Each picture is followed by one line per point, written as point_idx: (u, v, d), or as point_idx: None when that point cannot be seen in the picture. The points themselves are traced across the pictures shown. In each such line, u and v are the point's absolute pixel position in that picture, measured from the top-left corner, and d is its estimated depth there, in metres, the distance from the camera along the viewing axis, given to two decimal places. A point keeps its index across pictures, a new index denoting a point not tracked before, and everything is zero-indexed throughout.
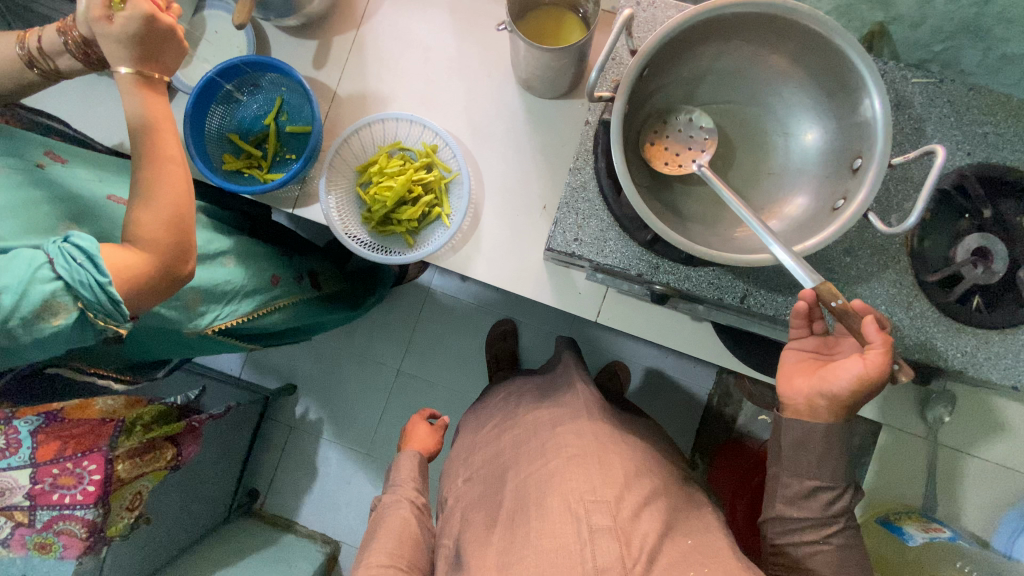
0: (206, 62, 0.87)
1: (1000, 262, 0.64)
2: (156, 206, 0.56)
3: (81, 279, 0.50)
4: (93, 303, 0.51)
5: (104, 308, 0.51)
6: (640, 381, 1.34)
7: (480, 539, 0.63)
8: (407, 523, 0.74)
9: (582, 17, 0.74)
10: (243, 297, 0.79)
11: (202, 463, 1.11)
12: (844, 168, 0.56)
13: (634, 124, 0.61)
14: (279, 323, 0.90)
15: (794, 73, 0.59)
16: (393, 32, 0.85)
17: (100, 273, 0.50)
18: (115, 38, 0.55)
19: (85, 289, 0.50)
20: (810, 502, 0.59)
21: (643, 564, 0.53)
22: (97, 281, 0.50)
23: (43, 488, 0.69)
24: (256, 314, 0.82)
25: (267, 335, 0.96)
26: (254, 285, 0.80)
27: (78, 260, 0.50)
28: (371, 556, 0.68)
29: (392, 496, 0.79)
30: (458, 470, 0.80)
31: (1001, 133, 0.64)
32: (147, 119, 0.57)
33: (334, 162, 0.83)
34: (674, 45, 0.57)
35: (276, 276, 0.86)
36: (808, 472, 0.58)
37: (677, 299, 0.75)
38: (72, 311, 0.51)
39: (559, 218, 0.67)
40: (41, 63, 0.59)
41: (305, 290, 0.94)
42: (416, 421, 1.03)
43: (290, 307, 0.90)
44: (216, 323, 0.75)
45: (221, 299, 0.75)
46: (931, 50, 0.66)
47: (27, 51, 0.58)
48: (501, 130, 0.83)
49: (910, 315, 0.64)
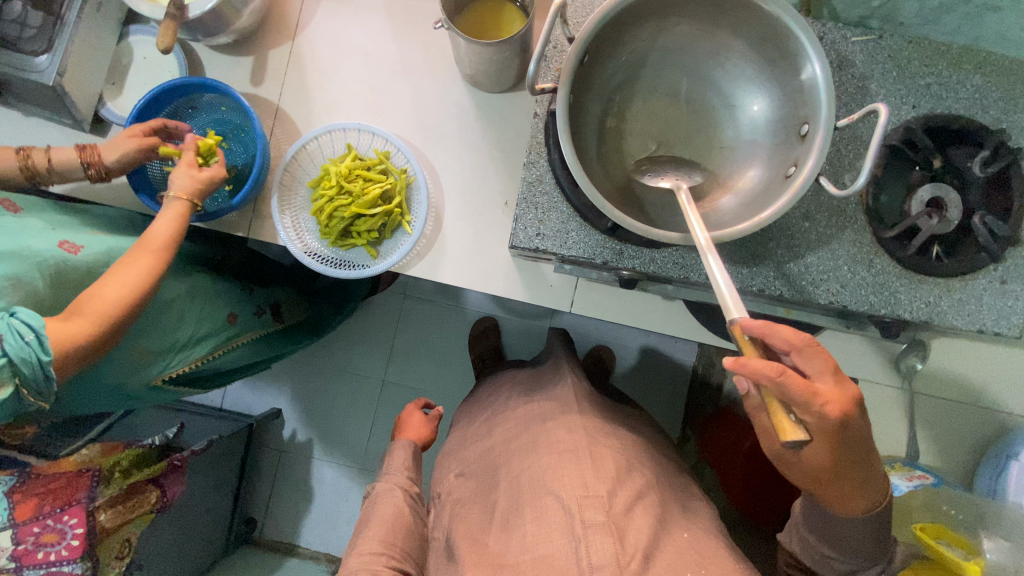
0: (139, 91, 0.83)
1: (955, 211, 0.63)
2: (125, 281, 0.59)
3: (26, 356, 0.52)
4: (30, 380, 0.53)
5: (39, 384, 0.54)
6: (627, 362, 1.35)
7: (476, 533, 0.63)
8: (400, 512, 0.73)
9: (520, 7, 0.72)
10: (196, 341, 0.77)
11: (192, 500, 1.08)
12: (792, 135, 0.56)
13: (580, 114, 0.60)
14: (238, 359, 0.88)
15: (733, 43, 0.57)
16: (330, 40, 0.83)
17: (44, 351, 0.53)
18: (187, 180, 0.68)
19: (26, 367, 0.52)
20: (828, 563, 0.58)
21: (638, 562, 0.53)
22: (40, 359, 0.53)
23: (26, 548, 0.69)
24: (213, 356, 0.81)
25: (228, 372, 0.93)
26: (208, 329, 0.79)
27: (26, 337, 0.52)
28: (363, 545, 0.68)
29: (384, 483, 0.78)
30: (449, 464, 0.80)
31: (942, 83, 0.65)
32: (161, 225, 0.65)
33: (284, 179, 0.80)
34: (609, 29, 0.56)
35: (233, 315, 0.84)
36: (829, 538, 0.57)
37: (646, 281, 0.75)
38: (8, 388, 0.52)
39: (519, 215, 0.66)
40: (39, 175, 0.68)
41: (266, 323, 0.92)
42: (411, 410, 1.01)
43: (249, 343, 0.88)
44: (165, 373, 0.74)
45: (171, 348, 0.74)
46: (869, 5, 0.66)
47: (31, 167, 0.67)
48: (453, 130, 0.82)
49: (873, 273, 0.65)
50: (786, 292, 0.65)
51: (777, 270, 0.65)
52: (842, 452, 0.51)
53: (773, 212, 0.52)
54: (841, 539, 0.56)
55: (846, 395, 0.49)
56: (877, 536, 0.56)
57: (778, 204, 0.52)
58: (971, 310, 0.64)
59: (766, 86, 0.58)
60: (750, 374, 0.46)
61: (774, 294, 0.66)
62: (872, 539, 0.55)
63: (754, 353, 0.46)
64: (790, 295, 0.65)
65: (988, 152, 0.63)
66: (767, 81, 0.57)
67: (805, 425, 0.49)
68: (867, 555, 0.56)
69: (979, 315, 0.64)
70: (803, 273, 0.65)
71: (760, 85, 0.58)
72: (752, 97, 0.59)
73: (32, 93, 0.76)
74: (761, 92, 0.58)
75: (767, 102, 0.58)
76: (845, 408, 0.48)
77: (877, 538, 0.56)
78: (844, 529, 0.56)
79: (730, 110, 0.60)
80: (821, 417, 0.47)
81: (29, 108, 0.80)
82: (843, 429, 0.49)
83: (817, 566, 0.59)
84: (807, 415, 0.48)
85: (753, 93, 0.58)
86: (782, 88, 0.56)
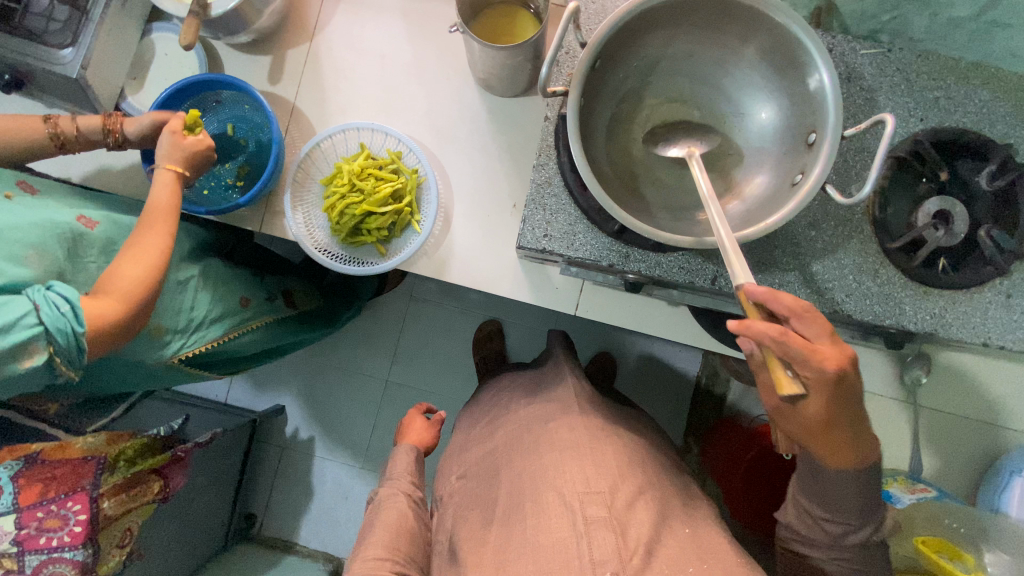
0: (159, 86, 0.85)
1: (961, 223, 0.64)
2: (140, 262, 0.61)
3: (60, 325, 0.53)
4: (63, 349, 0.54)
5: (71, 355, 0.54)
6: (630, 369, 1.35)
7: (476, 535, 0.63)
8: (403, 517, 0.73)
9: (534, 13, 0.74)
10: (211, 322, 0.78)
11: (193, 493, 1.08)
12: (799, 143, 0.56)
13: (591, 118, 0.61)
14: (252, 344, 0.89)
15: (742, 52, 0.58)
16: (346, 42, 0.84)
17: (78, 322, 0.54)
18: (178, 152, 0.68)
19: (60, 336, 0.53)
20: (820, 526, 0.58)
21: (639, 557, 0.54)
22: (74, 329, 0.53)
23: (29, 533, 0.69)
24: (228, 338, 0.81)
25: (240, 359, 0.94)
26: (223, 310, 0.80)
27: (61, 308, 0.53)
28: (366, 550, 0.68)
29: (388, 489, 0.78)
30: (452, 467, 0.80)
31: (951, 97, 0.66)
32: (160, 202, 0.66)
33: (297, 176, 0.81)
34: (621, 36, 0.57)
35: (247, 298, 0.85)
36: (819, 499, 0.57)
37: (651, 286, 0.75)
38: (42, 356, 0.53)
39: (526, 216, 0.67)
40: (68, 143, 0.70)
41: (279, 309, 0.93)
42: (414, 414, 1.00)
43: (264, 327, 0.89)
44: (182, 352, 0.75)
45: (187, 328, 0.75)
46: (879, 20, 0.68)
47: (60, 133, 0.69)
48: (464, 131, 0.83)
49: (877, 282, 0.65)
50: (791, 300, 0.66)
51: (782, 278, 0.66)
52: (838, 408, 0.51)
53: (780, 218, 0.53)
54: (832, 500, 0.56)
55: (843, 350, 0.49)
56: (869, 498, 0.56)
57: (784, 211, 0.53)
58: (977, 322, 0.64)
59: (778, 94, 0.58)
60: (752, 335, 0.48)
61: None
62: (862, 495, 0.55)
63: (759, 318, 0.48)
64: (795, 303, 0.66)
65: (995, 165, 0.63)
66: (780, 89, 0.58)
67: (803, 380, 0.49)
68: (858, 516, 0.56)
69: (984, 328, 0.64)
70: (807, 281, 0.65)
71: (773, 93, 0.58)
72: (759, 106, 0.60)
73: (57, 85, 0.78)
74: (771, 101, 0.59)
75: (776, 110, 0.59)
76: (843, 364, 0.49)
77: (869, 500, 0.56)
78: (832, 486, 0.56)
79: (738, 119, 0.61)
80: (820, 373, 0.48)
81: (53, 100, 0.82)
82: (842, 381, 0.49)
83: (810, 530, 0.59)
84: (806, 371, 0.48)
85: (762, 102, 0.59)
86: (792, 96, 0.57)
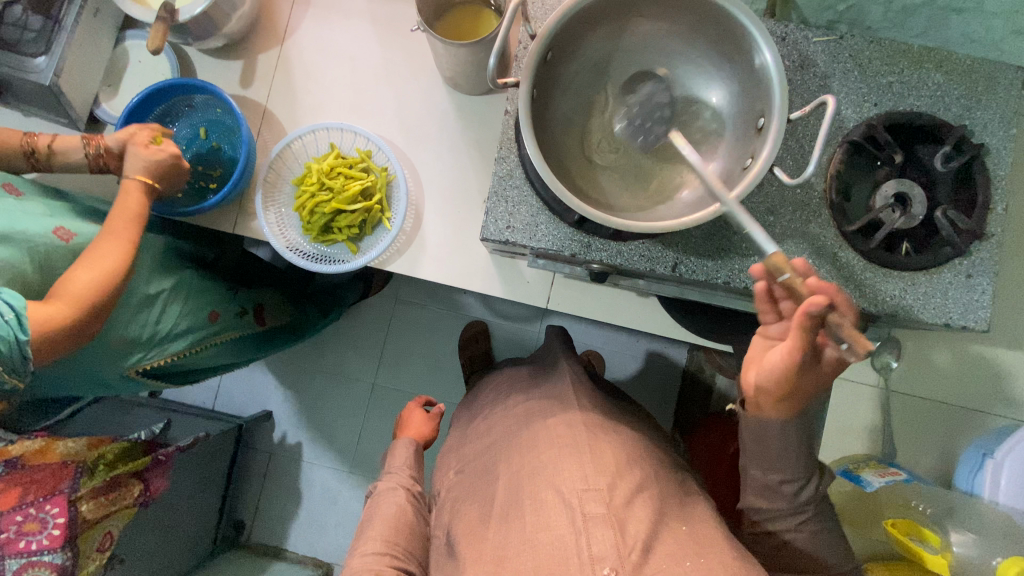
0: (132, 93, 0.87)
1: (919, 205, 0.64)
2: (93, 267, 0.61)
3: (3, 333, 0.54)
4: (6, 357, 0.54)
5: (15, 362, 0.55)
6: (615, 366, 1.35)
7: (475, 530, 0.63)
8: (402, 511, 0.73)
9: (495, 11, 0.75)
10: (176, 336, 0.79)
11: (177, 498, 1.08)
12: (749, 129, 0.57)
13: (547, 110, 0.62)
14: (215, 358, 0.90)
15: (692, 42, 0.60)
16: (316, 45, 0.86)
17: (22, 330, 0.55)
18: (142, 161, 0.69)
19: (3, 344, 0.54)
20: (777, 492, 0.60)
21: (639, 553, 0.54)
22: (17, 337, 0.55)
23: (8, 536, 0.69)
24: (191, 352, 0.82)
25: (203, 370, 0.94)
26: (190, 324, 0.81)
27: (5, 316, 0.54)
28: (365, 545, 0.68)
29: (386, 483, 0.78)
30: (450, 461, 0.80)
31: (904, 82, 0.67)
32: (127, 209, 0.67)
33: (268, 176, 0.82)
34: (572, 28, 0.58)
35: (216, 313, 0.86)
36: (771, 466, 0.59)
37: (618, 276, 0.76)
38: None
39: (489, 208, 0.68)
40: (40, 156, 0.70)
41: (248, 324, 0.94)
42: (414, 408, 1.01)
43: (228, 342, 0.90)
44: (142, 364, 0.76)
45: (151, 341, 0.76)
46: (837, 10, 0.69)
47: (33, 145, 0.69)
48: (433, 130, 0.84)
49: (837, 266, 0.66)
50: (752, 285, 0.66)
51: (742, 263, 0.66)
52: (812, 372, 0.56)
53: (726, 201, 0.54)
54: (780, 460, 0.59)
55: None
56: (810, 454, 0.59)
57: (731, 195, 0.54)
58: (937, 302, 0.65)
59: (728, 80, 0.59)
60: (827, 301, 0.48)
61: (740, 287, 0.67)
62: (803, 450, 0.58)
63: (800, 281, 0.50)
64: (756, 288, 0.66)
65: (950, 147, 0.63)
66: (730, 73, 0.59)
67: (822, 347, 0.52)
68: (804, 470, 0.58)
69: (944, 307, 0.65)
70: None
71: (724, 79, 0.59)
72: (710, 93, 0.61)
73: (32, 94, 0.79)
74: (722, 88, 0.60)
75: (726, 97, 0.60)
76: None
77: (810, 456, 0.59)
78: (780, 447, 0.58)
79: (692, 106, 0.62)
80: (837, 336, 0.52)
81: (30, 109, 0.84)
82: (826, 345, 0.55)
83: (769, 502, 0.60)
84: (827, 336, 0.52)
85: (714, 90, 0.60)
86: (743, 81, 0.58)
